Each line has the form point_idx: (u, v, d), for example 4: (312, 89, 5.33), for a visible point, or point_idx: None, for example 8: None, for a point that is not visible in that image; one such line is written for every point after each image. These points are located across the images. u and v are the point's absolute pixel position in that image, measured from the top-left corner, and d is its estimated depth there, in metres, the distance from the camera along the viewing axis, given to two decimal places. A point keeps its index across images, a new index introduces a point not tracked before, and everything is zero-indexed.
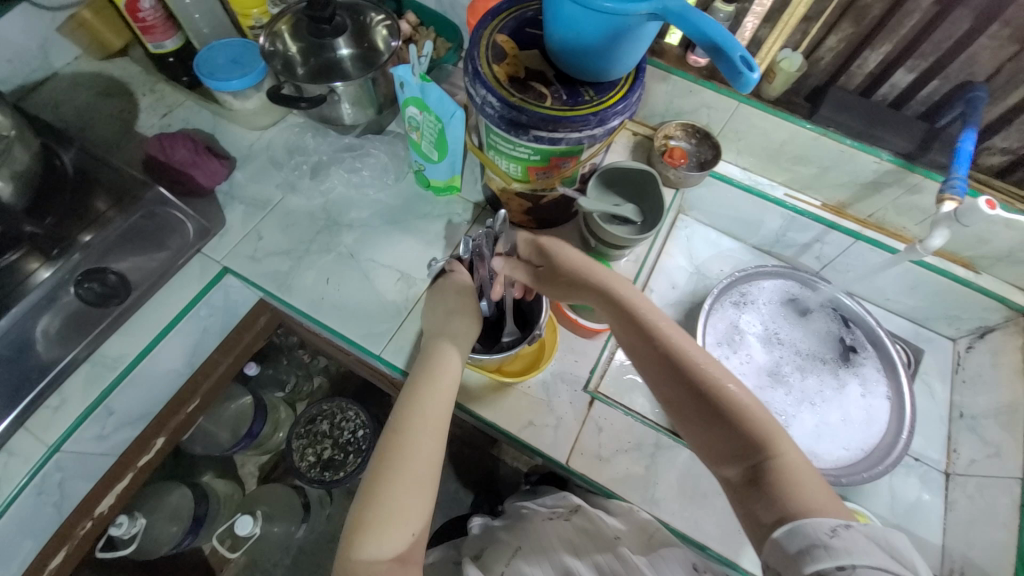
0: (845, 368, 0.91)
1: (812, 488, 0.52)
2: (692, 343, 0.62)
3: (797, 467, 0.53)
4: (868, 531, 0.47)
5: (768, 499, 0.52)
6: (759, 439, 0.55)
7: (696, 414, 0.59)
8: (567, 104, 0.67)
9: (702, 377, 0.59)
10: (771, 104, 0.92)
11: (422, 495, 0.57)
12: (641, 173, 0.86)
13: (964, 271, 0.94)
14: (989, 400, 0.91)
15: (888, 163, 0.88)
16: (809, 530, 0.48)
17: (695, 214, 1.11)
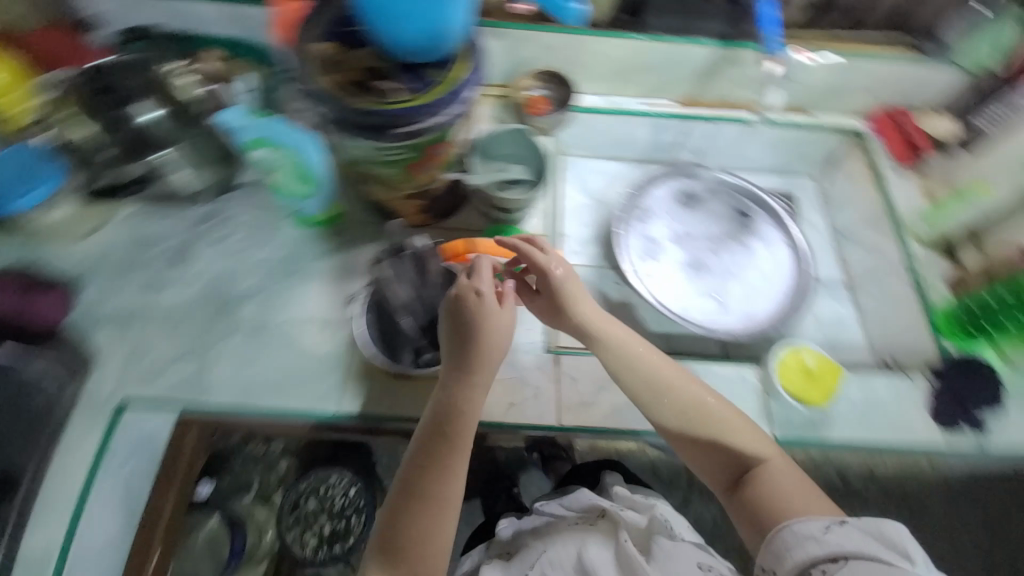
0: (749, 237, 1.01)
1: (793, 488, 0.68)
2: (696, 384, 0.74)
3: (779, 474, 0.69)
4: (861, 524, 0.59)
5: (761, 501, 0.68)
6: (746, 454, 0.71)
7: (706, 436, 0.72)
8: (416, 92, 0.64)
9: (709, 412, 0.72)
10: (603, 28, 0.97)
11: (438, 525, 0.63)
12: (514, 134, 0.88)
13: (802, 115, 1.07)
14: (858, 213, 1.07)
15: (715, 49, 0.97)
16: (805, 527, 0.62)
17: (575, 151, 1.15)
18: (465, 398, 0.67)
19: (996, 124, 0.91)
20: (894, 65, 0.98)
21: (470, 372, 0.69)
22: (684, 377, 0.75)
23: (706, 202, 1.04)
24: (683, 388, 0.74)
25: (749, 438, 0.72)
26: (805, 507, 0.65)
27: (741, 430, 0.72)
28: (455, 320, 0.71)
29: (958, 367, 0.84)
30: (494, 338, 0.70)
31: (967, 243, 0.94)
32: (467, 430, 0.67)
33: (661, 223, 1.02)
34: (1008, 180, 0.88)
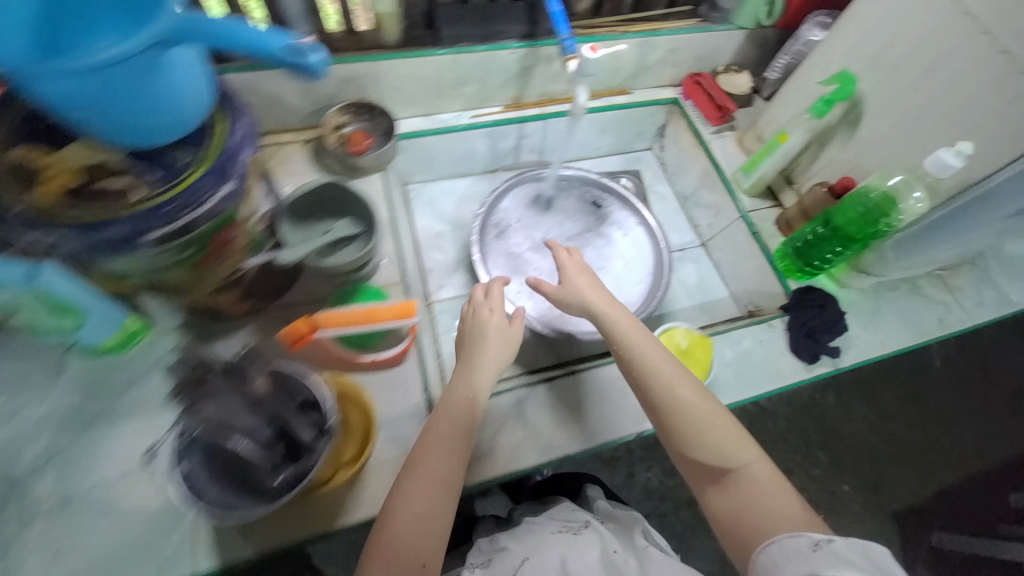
0: (605, 228, 1.02)
1: (778, 500, 0.59)
2: (685, 380, 0.67)
3: (762, 479, 0.61)
4: (850, 545, 0.50)
5: (738, 507, 0.60)
6: (727, 455, 0.63)
7: (687, 432, 0.64)
8: (165, 185, 0.52)
9: (689, 407, 0.65)
10: (398, 49, 0.88)
11: (445, 505, 0.62)
12: (330, 187, 0.75)
13: (622, 96, 1.11)
14: (694, 176, 1.13)
15: (519, 50, 0.93)
16: (791, 544, 0.53)
17: (418, 177, 1.08)
18: (467, 390, 0.69)
19: (784, 74, 1.07)
20: (688, 36, 1.02)
21: (472, 368, 0.71)
22: (672, 368, 0.68)
23: (564, 200, 1.04)
24: (667, 378, 0.68)
25: (729, 439, 0.63)
26: (788, 520, 0.56)
27: (727, 428, 0.64)
28: (470, 325, 0.77)
29: (804, 303, 0.89)
30: (497, 343, 0.74)
31: (785, 185, 1.00)
32: (467, 418, 0.67)
33: (521, 235, 0.99)
34: (798, 128, 0.89)
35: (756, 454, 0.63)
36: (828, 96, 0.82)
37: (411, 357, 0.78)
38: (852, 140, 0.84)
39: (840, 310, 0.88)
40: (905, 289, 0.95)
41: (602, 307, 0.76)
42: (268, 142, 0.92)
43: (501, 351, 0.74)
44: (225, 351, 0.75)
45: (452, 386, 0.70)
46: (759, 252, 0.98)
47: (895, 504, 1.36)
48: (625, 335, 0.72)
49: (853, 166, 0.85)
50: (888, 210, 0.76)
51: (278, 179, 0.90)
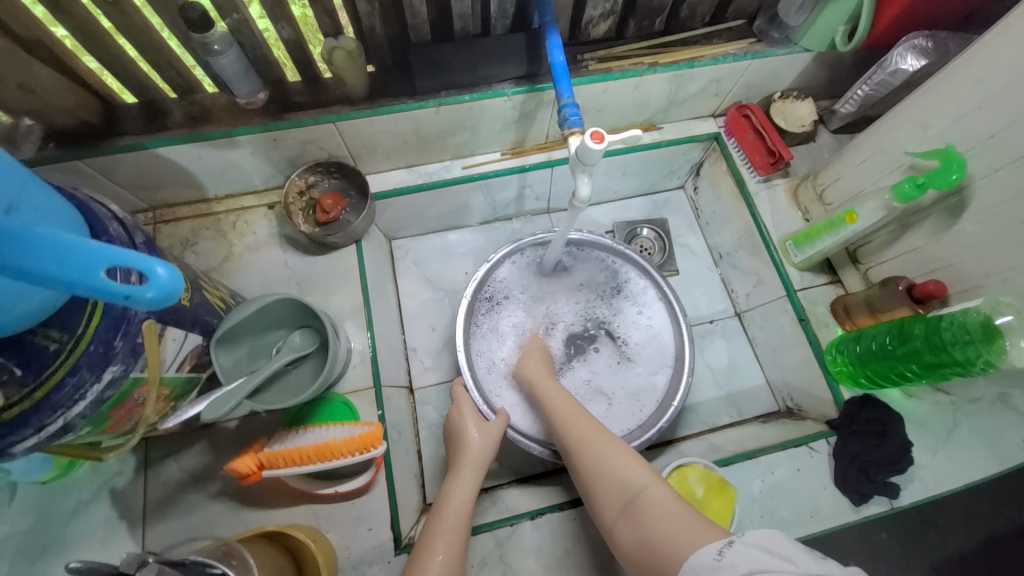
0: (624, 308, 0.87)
1: (673, 518, 0.49)
2: (585, 420, 0.64)
3: (663, 500, 0.51)
4: (755, 538, 0.41)
5: (642, 538, 0.50)
6: (625, 480, 0.55)
7: (584, 466, 0.59)
8: (31, 381, 0.41)
9: (582, 439, 0.61)
10: (368, 102, 0.73)
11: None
12: (279, 302, 0.62)
13: (650, 133, 0.91)
14: (730, 232, 0.94)
15: (517, 96, 0.75)
16: (697, 561, 0.42)
17: (404, 233, 0.95)
18: (465, 486, 0.63)
19: (858, 110, 0.85)
20: (737, 65, 0.80)
21: (459, 470, 0.65)
22: (569, 408, 0.66)
23: (581, 272, 0.88)
24: (564, 412, 0.66)
25: (623, 465, 0.57)
26: (685, 533, 0.46)
27: (623, 459, 0.57)
28: (456, 423, 0.71)
29: (856, 426, 0.73)
30: (479, 440, 0.68)
31: (848, 262, 0.81)
32: (464, 522, 0.60)
33: (515, 311, 0.85)
34: (873, 203, 0.68)
35: (657, 476, 0.55)
36: (921, 177, 0.61)
37: (379, 486, 0.68)
38: (947, 233, 0.64)
39: (906, 441, 0.70)
40: (993, 401, 0.76)
41: (523, 362, 0.76)
42: (227, 209, 0.81)
43: (489, 446, 0.68)
44: (175, 475, 0.67)
45: (445, 489, 0.63)
46: (806, 344, 0.80)
47: (936, 556, 1.03)
48: (535, 379, 0.72)
49: (946, 266, 0.66)
50: (982, 344, 0.57)
51: (239, 255, 0.79)
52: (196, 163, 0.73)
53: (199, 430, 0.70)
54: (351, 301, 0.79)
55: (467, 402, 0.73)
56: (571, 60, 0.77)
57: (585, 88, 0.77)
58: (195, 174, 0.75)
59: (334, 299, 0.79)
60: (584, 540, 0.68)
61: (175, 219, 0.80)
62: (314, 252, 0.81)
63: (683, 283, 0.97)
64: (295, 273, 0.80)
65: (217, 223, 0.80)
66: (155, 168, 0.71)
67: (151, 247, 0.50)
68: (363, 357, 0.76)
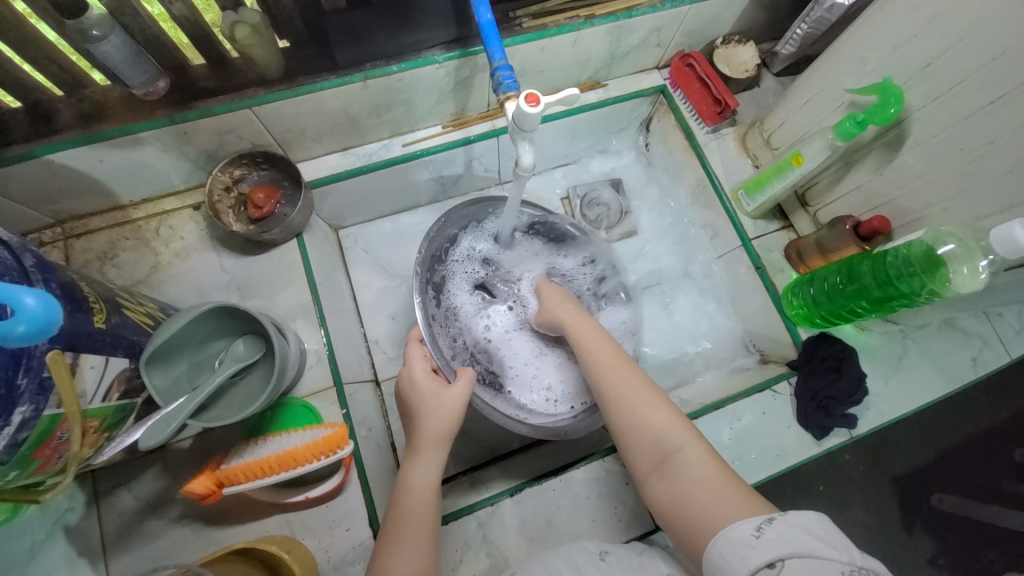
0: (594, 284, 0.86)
1: (713, 485, 0.47)
2: (618, 367, 0.59)
3: (702, 464, 0.50)
4: (796, 520, 0.42)
5: (678, 497, 0.48)
6: (661, 436, 0.53)
7: (614, 415, 0.56)
8: None
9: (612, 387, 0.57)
10: (286, 81, 0.66)
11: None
12: (215, 310, 0.58)
13: (595, 92, 0.88)
14: (685, 187, 0.93)
15: (449, 62, 0.70)
16: (733, 536, 0.43)
17: (351, 220, 0.90)
18: (418, 472, 0.57)
19: (799, 49, 0.84)
20: (676, 11, 0.77)
21: (415, 451, 0.59)
22: (609, 355, 0.61)
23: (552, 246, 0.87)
24: (599, 359, 0.61)
25: (665, 421, 0.53)
26: (725, 504, 0.46)
27: (661, 415, 0.54)
28: (407, 397, 0.64)
29: (814, 364, 0.75)
30: (432, 413, 0.61)
31: (798, 205, 0.81)
32: (428, 508, 0.56)
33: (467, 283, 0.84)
34: (817, 143, 0.68)
35: (699, 437, 0.52)
36: (861, 113, 0.60)
37: (352, 486, 0.66)
38: (889, 168, 0.65)
39: (860, 372, 0.73)
40: (937, 325, 0.80)
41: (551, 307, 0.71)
42: (147, 215, 0.74)
43: (450, 420, 0.60)
44: (130, 504, 0.63)
45: (403, 474, 0.58)
46: (764, 291, 0.81)
47: (897, 469, 1.11)
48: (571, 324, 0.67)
49: (889, 201, 0.67)
50: (925, 274, 0.58)
51: (167, 264, 0.73)
52: (100, 167, 0.65)
53: (150, 455, 0.65)
54: (299, 299, 0.74)
55: (416, 361, 0.64)
56: (504, 19, 0.72)
57: (521, 49, 0.72)
58: (102, 180, 0.68)
59: (280, 300, 0.74)
60: (565, 507, 0.68)
61: (88, 232, 0.72)
62: (251, 251, 0.75)
63: (644, 242, 0.96)
64: (233, 277, 0.74)
65: (138, 232, 0.73)
66: (53, 178, 0.64)
67: (44, 269, 0.44)
68: (320, 356, 0.72)
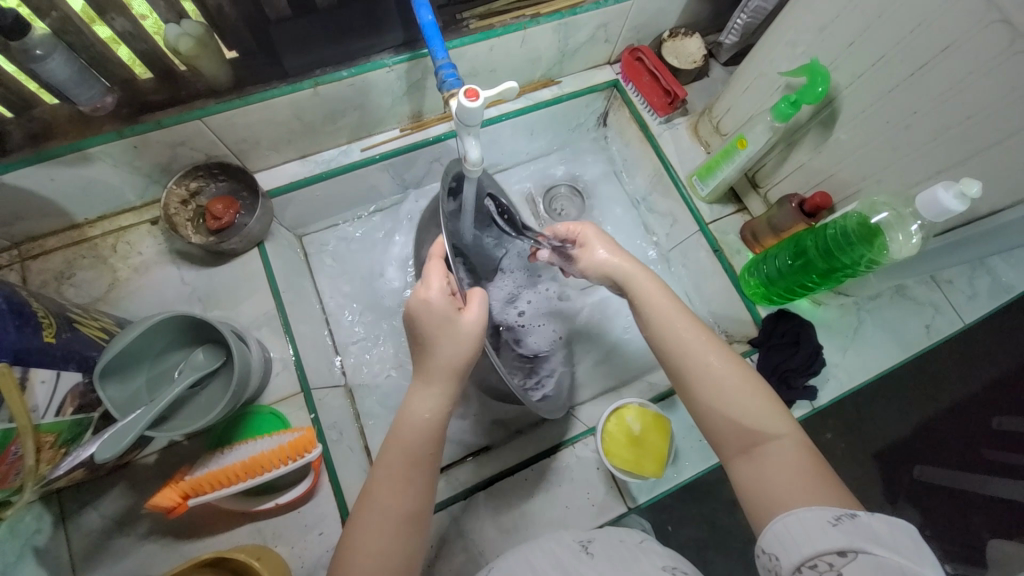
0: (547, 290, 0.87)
1: (808, 473, 0.45)
2: (712, 344, 0.55)
3: (796, 453, 0.47)
4: (886, 525, 0.39)
5: (764, 481, 0.46)
6: (756, 421, 0.50)
7: (707, 392, 0.52)
8: None
9: (707, 365, 0.53)
10: (235, 91, 0.67)
11: (415, 547, 0.47)
12: (171, 321, 0.58)
13: (549, 89, 0.90)
14: (643, 176, 0.95)
15: (400, 65, 0.71)
16: (807, 518, 0.41)
17: (315, 227, 0.90)
18: (423, 407, 0.52)
19: (743, 38, 0.87)
20: (620, 6, 0.79)
21: (427, 382, 0.54)
22: (691, 330, 0.56)
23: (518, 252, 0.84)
24: (690, 335, 0.55)
25: (756, 408, 0.50)
26: (812, 489, 0.44)
27: (758, 400, 0.51)
28: (418, 321, 0.55)
29: (773, 340, 0.77)
30: (451, 343, 0.54)
31: (750, 188, 0.84)
32: (426, 441, 0.50)
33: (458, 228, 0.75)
34: (758, 127, 0.70)
35: (792, 425, 0.50)
36: (793, 95, 0.63)
37: (323, 489, 0.66)
38: (826, 146, 0.67)
39: (817, 345, 0.74)
40: (889, 294, 0.84)
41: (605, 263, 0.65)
42: (104, 231, 0.74)
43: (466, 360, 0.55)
44: (97, 523, 0.62)
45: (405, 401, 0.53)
46: (723, 273, 0.83)
47: (878, 443, 1.14)
48: (634, 290, 0.62)
49: (829, 177, 0.69)
50: (863, 245, 0.61)
51: (126, 280, 0.72)
52: (51, 186, 0.65)
53: (114, 473, 0.65)
54: (262, 308, 0.74)
55: (440, 275, 0.57)
56: (451, 21, 0.74)
57: (469, 49, 0.74)
58: (54, 199, 0.67)
59: (244, 309, 0.74)
60: (539, 495, 0.69)
61: (43, 253, 0.71)
62: (212, 263, 0.75)
63: (608, 231, 0.98)
64: (194, 289, 0.74)
65: (95, 249, 0.73)
66: (4, 200, 0.63)
67: None
68: (286, 363, 0.72)
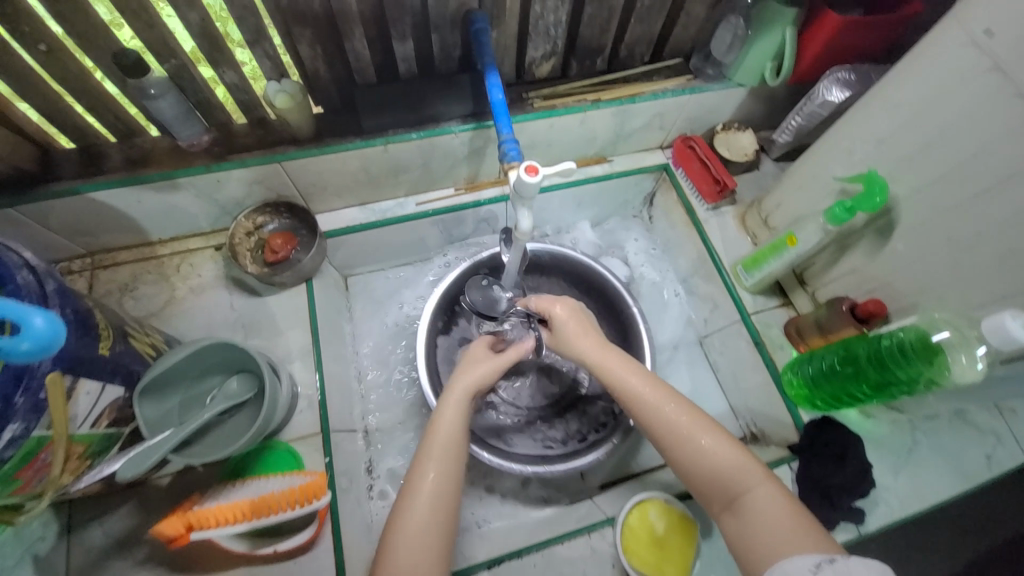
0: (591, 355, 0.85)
1: (788, 523, 0.45)
2: (665, 398, 0.56)
3: (774, 502, 0.47)
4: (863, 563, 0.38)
5: (749, 537, 0.46)
6: (726, 473, 0.50)
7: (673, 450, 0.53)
8: None
9: (669, 424, 0.54)
10: (313, 141, 0.73)
11: (445, 547, 0.49)
12: (214, 349, 0.60)
13: (601, 166, 0.94)
14: (685, 259, 0.95)
15: (465, 133, 0.77)
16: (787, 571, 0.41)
17: (361, 270, 0.94)
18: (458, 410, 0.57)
19: (796, 139, 0.89)
20: (676, 99, 0.84)
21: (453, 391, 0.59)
22: (654, 390, 0.57)
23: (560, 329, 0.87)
24: (646, 392, 0.57)
25: (725, 456, 0.51)
26: (797, 540, 0.44)
27: (727, 450, 0.51)
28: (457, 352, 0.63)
29: (816, 448, 0.72)
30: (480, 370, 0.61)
31: (797, 284, 0.82)
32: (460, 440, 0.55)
33: None
34: (810, 226, 0.70)
35: (768, 474, 0.50)
36: (848, 200, 0.63)
37: (324, 542, 0.63)
38: (881, 254, 0.66)
39: (863, 461, 0.70)
40: (947, 416, 0.77)
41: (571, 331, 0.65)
42: (171, 251, 0.79)
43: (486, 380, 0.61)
44: (99, 540, 0.62)
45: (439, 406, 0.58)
46: (763, 367, 0.80)
47: None
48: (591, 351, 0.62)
49: (884, 285, 0.67)
50: (922, 362, 0.58)
51: (181, 299, 0.77)
52: (137, 206, 0.71)
53: (127, 490, 0.65)
54: (300, 342, 0.76)
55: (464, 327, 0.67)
56: (517, 98, 0.80)
57: (531, 124, 0.79)
58: (135, 218, 0.73)
59: (282, 341, 0.76)
60: None
61: (114, 264, 0.77)
62: (260, 293, 0.79)
63: (645, 308, 0.97)
64: (240, 316, 0.77)
65: (160, 267, 0.78)
66: (94, 213, 0.69)
67: (63, 295, 0.47)
68: (311, 401, 0.72)
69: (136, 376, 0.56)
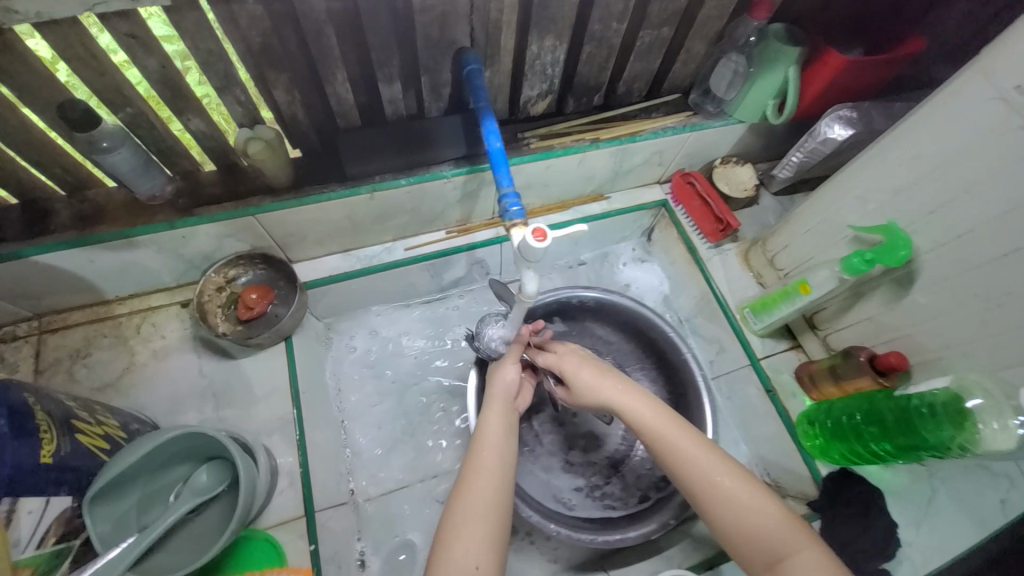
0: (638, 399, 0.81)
1: None
2: (704, 451, 0.51)
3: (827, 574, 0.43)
4: None
5: None
6: (773, 537, 0.46)
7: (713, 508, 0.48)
8: None
9: (708, 478, 0.49)
10: (291, 190, 0.66)
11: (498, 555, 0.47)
12: (183, 438, 0.53)
13: (598, 203, 0.90)
14: (688, 297, 0.91)
15: (457, 177, 0.71)
16: None
17: (344, 319, 0.87)
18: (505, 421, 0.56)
19: (796, 175, 0.86)
20: (677, 137, 0.80)
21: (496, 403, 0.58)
22: (692, 437, 0.52)
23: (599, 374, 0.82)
24: (683, 443, 0.51)
25: (771, 521, 0.47)
26: None
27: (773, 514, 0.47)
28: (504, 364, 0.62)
29: (838, 507, 0.68)
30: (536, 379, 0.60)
31: (806, 327, 0.79)
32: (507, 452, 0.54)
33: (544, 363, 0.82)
34: (823, 272, 0.67)
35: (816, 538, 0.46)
36: (868, 251, 0.60)
37: None
38: (900, 304, 0.63)
39: (888, 520, 0.67)
40: None
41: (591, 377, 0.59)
42: (131, 310, 0.71)
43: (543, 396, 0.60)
44: None
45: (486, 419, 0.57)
46: (776, 417, 0.76)
47: None
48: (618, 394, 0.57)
49: (903, 336, 0.64)
50: (952, 427, 0.55)
51: (142, 365, 0.68)
52: (89, 266, 0.63)
53: None
54: (279, 410, 0.69)
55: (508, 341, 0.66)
56: (512, 138, 0.76)
57: (528, 166, 0.75)
58: (88, 277, 0.65)
59: (258, 411, 0.68)
60: None
61: (64, 327, 0.68)
62: (233, 355, 0.71)
63: None
64: (210, 382, 0.69)
65: (118, 328, 0.70)
66: (39, 276, 0.61)
67: None
68: (293, 478, 0.65)
69: (85, 479, 0.49)
